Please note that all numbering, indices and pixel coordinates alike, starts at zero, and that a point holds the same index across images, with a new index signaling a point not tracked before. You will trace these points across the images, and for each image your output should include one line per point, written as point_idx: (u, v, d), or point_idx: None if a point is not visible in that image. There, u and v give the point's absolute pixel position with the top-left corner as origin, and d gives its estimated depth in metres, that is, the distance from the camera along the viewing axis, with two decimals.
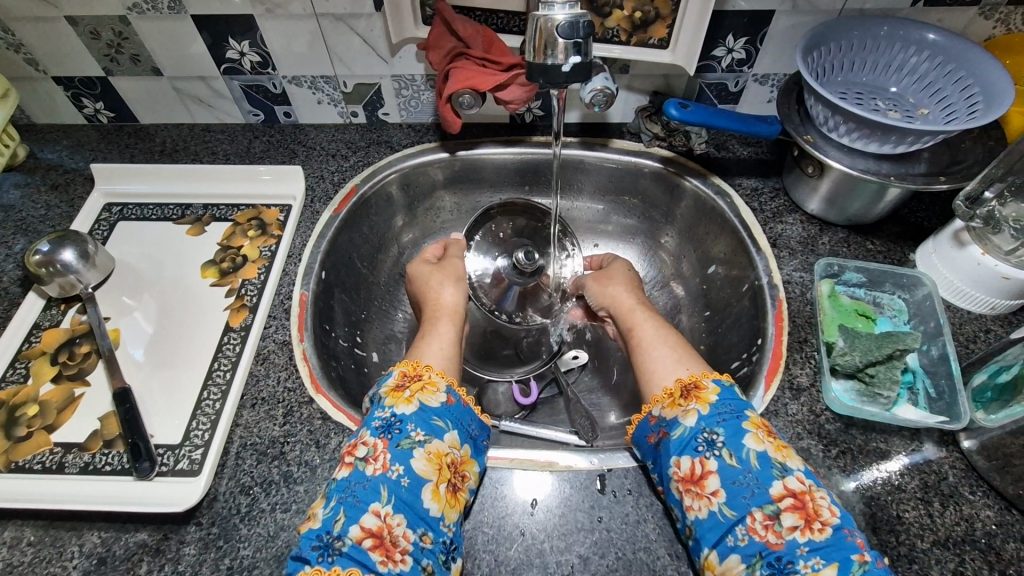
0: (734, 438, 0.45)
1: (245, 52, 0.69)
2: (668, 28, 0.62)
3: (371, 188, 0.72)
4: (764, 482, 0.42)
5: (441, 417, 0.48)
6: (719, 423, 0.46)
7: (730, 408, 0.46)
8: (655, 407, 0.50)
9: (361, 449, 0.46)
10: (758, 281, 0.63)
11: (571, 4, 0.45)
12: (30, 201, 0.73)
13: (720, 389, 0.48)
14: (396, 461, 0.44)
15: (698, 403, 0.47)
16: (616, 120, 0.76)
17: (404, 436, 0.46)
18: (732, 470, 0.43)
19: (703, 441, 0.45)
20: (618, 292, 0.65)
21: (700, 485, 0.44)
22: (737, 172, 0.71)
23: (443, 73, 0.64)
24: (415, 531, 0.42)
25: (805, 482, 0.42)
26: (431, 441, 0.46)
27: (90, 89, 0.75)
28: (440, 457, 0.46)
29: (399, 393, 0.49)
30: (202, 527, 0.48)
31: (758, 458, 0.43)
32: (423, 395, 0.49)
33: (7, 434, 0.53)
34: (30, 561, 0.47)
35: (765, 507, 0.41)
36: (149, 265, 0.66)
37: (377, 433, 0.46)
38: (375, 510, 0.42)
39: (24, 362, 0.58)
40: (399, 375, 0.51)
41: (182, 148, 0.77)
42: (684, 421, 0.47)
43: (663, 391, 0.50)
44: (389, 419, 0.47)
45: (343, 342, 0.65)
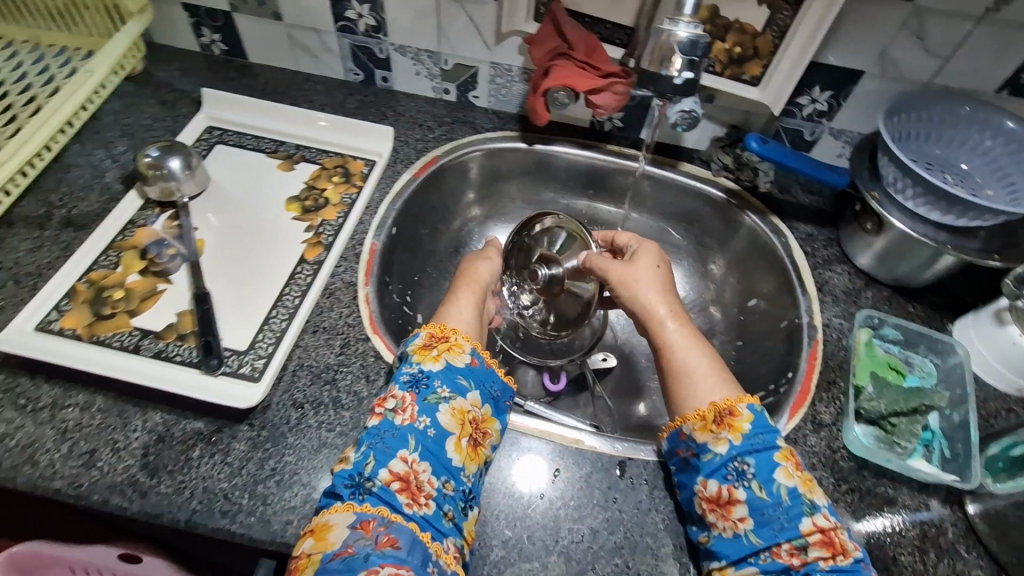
0: (765, 470, 0.47)
1: (363, 14, 0.75)
2: (762, 67, 0.66)
3: (450, 161, 0.77)
4: (793, 517, 0.45)
5: (465, 377, 0.52)
6: (752, 453, 0.48)
7: (763, 439, 0.48)
8: (686, 424, 0.51)
9: (390, 401, 0.49)
10: (798, 320, 0.66)
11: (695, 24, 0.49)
12: (138, 110, 0.79)
13: (754, 417, 0.49)
14: (423, 414, 0.48)
15: (731, 432, 0.49)
16: (690, 145, 0.79)
17: (431, 391, 0.50)
18: (761, 502, 0.46)
19: (734, 470, 0.48)
20: (651, 296, 0.60)
21: (726, 509, 0.47)
22: (795, 216, 0.74)
23: (543, 68, 0.68)
24: (438, 479, 0.46)
25: (831, 518, 0.45)
26: (456, 398, 0.50)
27: (212, 20, 0.81)
28: (463, 414, 0.50)
29: (426, 350, 0.52)
30: (253, 429, 0.53)
31: (789, 493, 0.46)
32: (450, 355, 0.52)
33: (92, 311, 0.59)
34: (96, 425, 0.53)
35: (794, 540, 0.44)
36: (239, 189, 0.71)
37: (405, 386, 0.50)
38: (403, 457, 0.46)
39: (116, 252, 0.63)
40: (426, 335, 0.54)
41: (283, 91, 0.83)
42: (716, 448, 0.49)
43: (696, 411, 0.51)
44: (417, 375, 0.51)
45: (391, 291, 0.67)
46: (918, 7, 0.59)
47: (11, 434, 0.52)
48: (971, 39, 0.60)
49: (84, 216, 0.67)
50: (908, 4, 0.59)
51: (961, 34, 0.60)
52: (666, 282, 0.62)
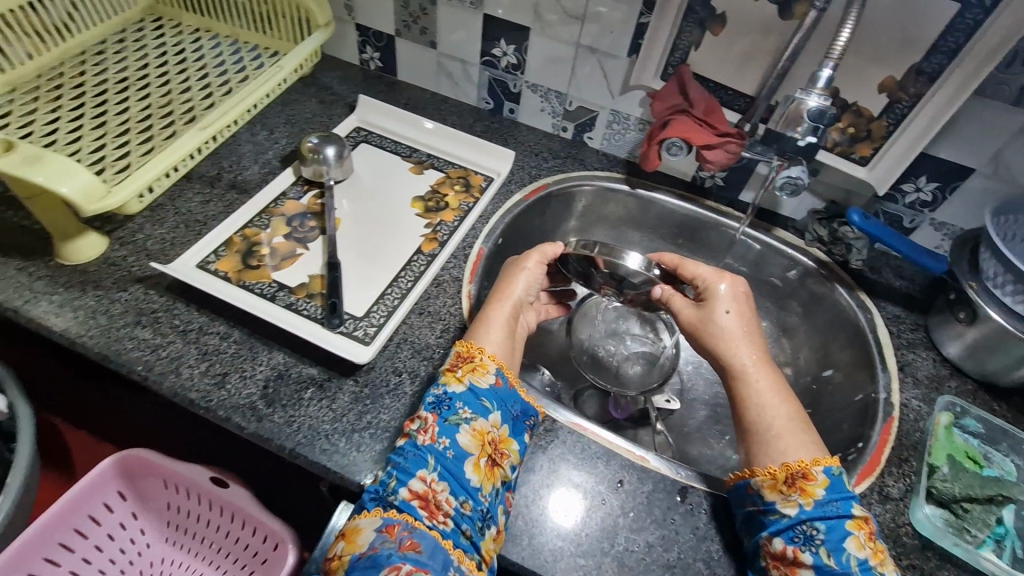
0: (836, 538, 0.48)
1: (508, 53, 0.85)
2: (873, 149, 0.70)
3: (558, 190, 0.84)
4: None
5: (486, 399, 0.55)
6: (821, 519, 0.49)
7: (836, 506, 0.49)
8: (756, 479, 0.53)
9: (416, 422, 0.53)
10: (874, 394, 0.66)
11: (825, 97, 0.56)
12: (302, 105, 0.92)
13: (829, 483, 0.51)
14: (443, 435, 0.51)
15: (802, 496, 0.50)
16: (786, 213, 0.83)
17: (452, 412, 0.53)
18: (829, 569, 0.47)
19: (802, 533, 0.49)
20: (739, 345, 0.62)
21: (790, 569, 0.48)
22: (884, 296, 0.76)
23: (661, 121, 0.75)
24: (456, 499, 0.49)
25: None
26: (476, 420, 0.53)
27: (376, 41, 0.94)
28: (482, 434, 0.53)
29: (453, 372, 0.56)
30: (357, 384, 0.60)
31: (858, 564, 0.47)
32: (473, 376, 0.55)
33: (242, 260, 0.69)
34: (231, 353, 0.61)
35: None
36: (373, 182, 0.80)
37: (431, 407, 0.54)
38: (422, 476, 0.49)
39: (267, 216, 0.74)
40: (455, 355, 0.58)
41: (422, 108, 0.94)
42: (784, 509, 0.50)
43: (767, 469, 0.53)
44: (441, 397, 0.54)
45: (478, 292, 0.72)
46: None
47: (163, 347, 0.61)
48: None
49: (247, 182, 0.78)
50: None
51: None
52: (760, 335, 0.63)
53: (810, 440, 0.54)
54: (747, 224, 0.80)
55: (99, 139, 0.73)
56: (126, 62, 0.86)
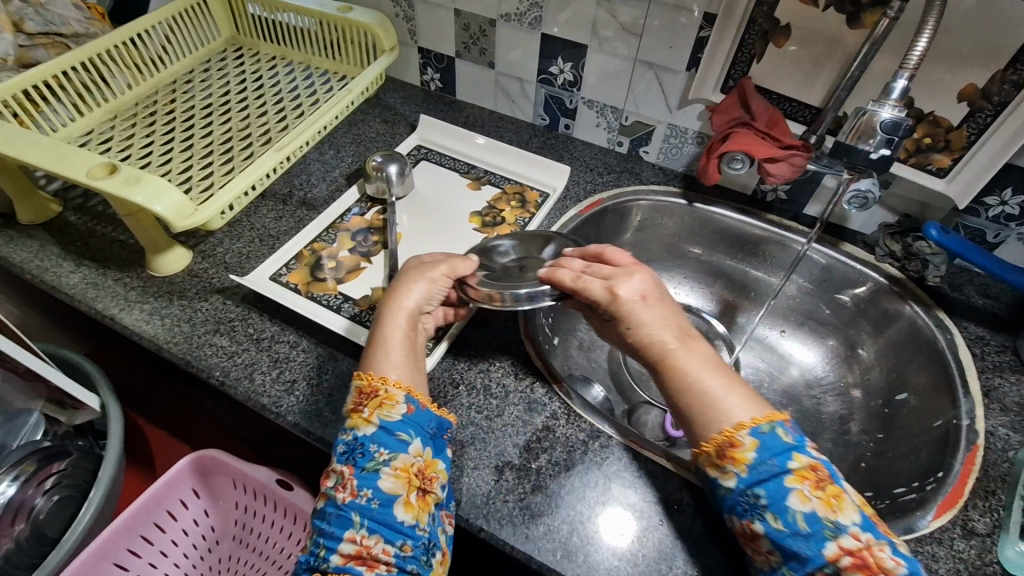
0: (778, 501, 0.44)
1: (564, 70, 0.86)
2: (951, 161, 0.66)
3: (613, 204, 0.84)
4: (817, 545, 0.43)
5: (401, 430, 0.50)
6: (759, 484, 0.45)
7: (771, 465, 0.46)
8: (698, 461, 0.49)
9: (332, 478, 0.49)
10: (955, 420, 0.62)
11: (900, 109, 0.53)
12: (367, 125, 0.96)
13: (758, 442, 0.46)
14: (363, 486, 0.47)
15: (736, 466, 0.46)
16: (854, 227, 0.80)
17: (368, 459, 0.48)
18: (779, 533, 0.44)
19: (747, 502, 0.46)
20: (658, 332, 0.52)
21: (757, 543, 0.46)
22: (965, 316, 0.71)
23: (721, 134, 0.74)
24: (393, 545, 0.46)
25: (861, 537, 0.43)
26: (396, 457, 0.49)
27: (437, 63, 0.98)
28: (406, 470, 0.48)
29: (359, 413, 0.51)
30: None
31: (806, 520, 0.44)
32: (382, 412, 0.50)
33: (311, 273, 0.72)
34: (301, 361, 0.65)
35: (824, 569, 0.42)
36: (433, 198, 0.83)
37: (343, 459, 0.49)
38: (351, 536, 0.46)
39: (334, 231, 0.78)
40: (357, 392, 0.52)
41: (480, 126, 0.96)
42: (724, 483, 0.47)
43: (699, 447, 0.49)
44: (352, 444, 0.49)
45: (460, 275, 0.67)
46: None
47: (239, 353, 0.65)
48: None
49: (316, 199, 0.83)
50: None
51: None
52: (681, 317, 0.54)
53: (741, 398, 0.49)
54: (814, 240, 0.78)
55: (187, 161, 0.80)
56: (210, 89, 0.93)
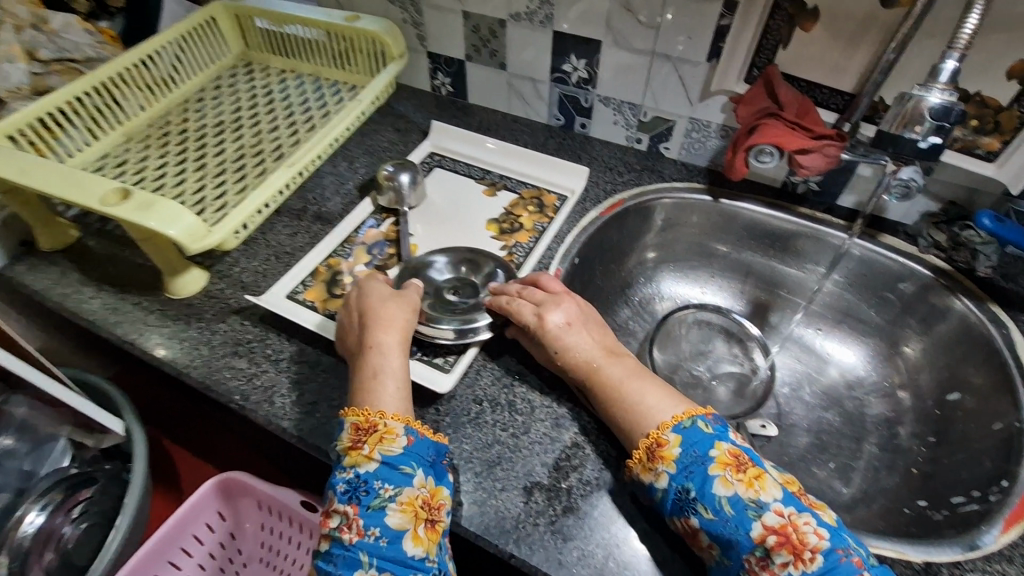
0: (703, 487, 0.46)
1: (578, 68, 0.83)
2: (1002, 144, 0.61)
3: (635, 204, 0.81)
4: (742, 527, 0.43)
5: (405, 463, 0.48)
6: (688, 477, 0.47)
7: (694, 456, 0.47)
8: (633, 469, 0.51)
9: (335, 518, 0.47)
10: (1018, 424, 0.58)
11: (949, 91, 0.50)
12: (379, 134, 0.94)
13: (681, 437, 0.49)
14: (371, 525, 0.46)
15: (664, 463, 0.48)
16: (894, 217, 0.75)
17: (374, 496, 0.47)
18: (712, 522, 0.45)
19: (680, 499, 0.47)
20: (585, 337, 0.57)
21: (696, 539, 0.46)
22: (1022, 309, 0.66)
23: (748, 126, 0.69)
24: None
25: (782, 512, 0.43)
26: (401, 491, 0.47)
27: (448, 67, 0.96)
28: (412, 504, 0.47)
29: (357, 450, 0.48)
30: (439, 414, 0.60)
31: (731, 504, 0.44)
32: (382, 447, 0.48)
33: (328, 289, 0.71)
34: (321, 382, 0.63)
35: (755, 551, 0.43)
36: (448, 206, 0.81)
37: (346, 498, 0.47)
38: None
39: (349, 245, 0.76)
40: (352, 429, 0.50)
41: (493, 129, 0.94)
42: (659, 484, 0.48)
43: (634, 454, 0.51)
44: (353, 482, 0.48)
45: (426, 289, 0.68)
46: None
47: (259, 375, 0.64)
48: None
49: (330, 213, 0.81)
50: None
51: None
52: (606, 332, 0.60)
53: (667, 396, 0.52)
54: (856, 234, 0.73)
55: (200, 181, 0.79)
56: (222, 107, 0.92)
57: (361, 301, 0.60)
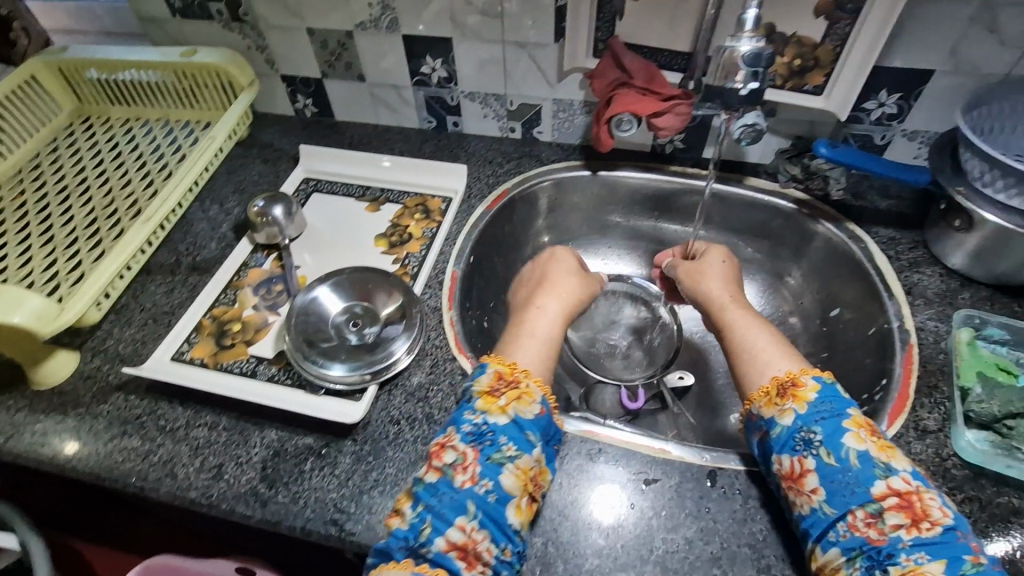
0: (834, 436, 0.46)
1: (436, 68, 0.83)
2: (825, 76, 0.66)
3: (519, 192, 0.82)
4: (865, 482, 0.43)
5: (531, 432, 0.50)
6: (817, 421, 0.47)
7: (830, 407, 0.48)
8: (755, 403, 0.52)
9: (451, 454, 0.48)
10: (887, 325, 0.63)
11: (757, 38, 0.53)
12: (247, 169, 0.89)
13: (821, 386, 0.49)
14: (486, 476, 0.47)
15: (796, 402, 0.49)
16: (754, 159, 0.80)
17: (495, 449, 0.48)
18: (831, 469, 0.45)
19: (802, 440, 0.47)
20: (715, 286, 0.66)
21: (800, 483, 0.46)
22: (874, 221, 0.73)
23: (605, 98, 0.72)
24: (496, 547, 0.46)
25: (912, 482, 0.43)
26: (521, 457, 0.48)
27: (306, 87, 0.92)
28: (526, 474, 0.48)
29: (493, 398, 0.51)
30: (357, 443, 0.57)
31: (858, 457, 0.44)
32: (519, 406, 0.51)
33: (216, 342, 0.66)
34: (224, 441, 0.58)
35: (867, 506, 0.43)
36: (331, 230, 0.78)
37: (469, 440, 0.49)
38: (460, 526, 0.45)
39: (233, 290, 0.72)
40: (494, 376, 0.53)
41: (367, 143, 0.92)
42: (781, 420, 0.49)
43: (760, 389, 0.52)
44: (481, 427, 0.49)
45: (315, 323, 0.63)
46: None
47: (154, 451, 0.58)
48: None
49: (206, 261, 0.76)
50: None
51: None
52: (733, 279, 0.67)
53: (788, 355, 0.54)
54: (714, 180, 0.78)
55: (50, 256, 0.72)
56: (63, 170, 0.84)
57: (541, 274, 0.68)
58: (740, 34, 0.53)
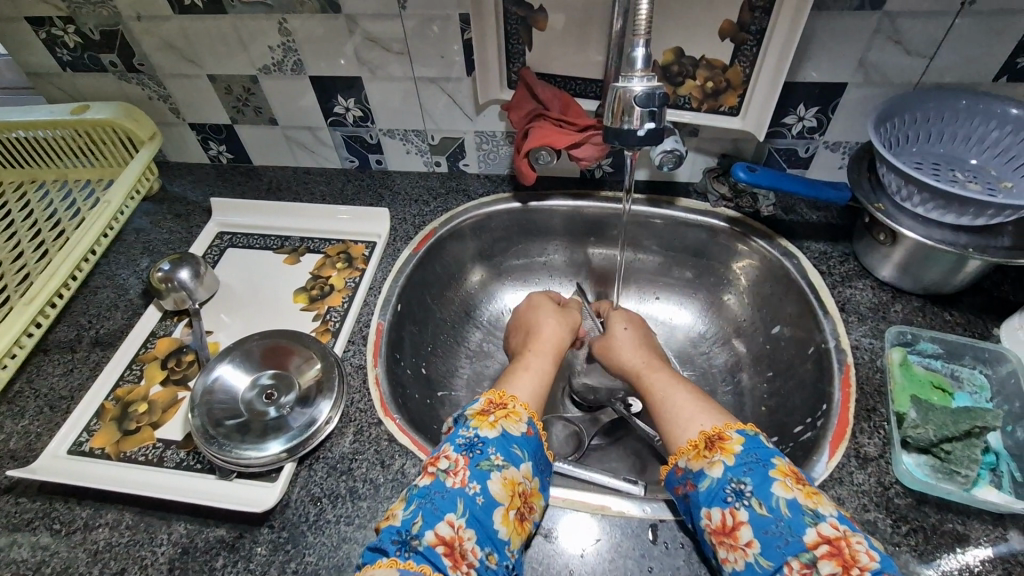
0: (763, 486, 0.44)
1: (350, 107, 0.79)
2: (739, 97, 0.66)
3: (447, 231, 0.78)
4: (797, 530, 0.41)
5: (519, 446, 0.50)
6: (746, 472, 0.46)
7: (755, 457, 0.47)
8: (681, 458, 0.50)
9: (444, 461, 0.48)
10: (824, 344, 0.62)
11: (649, 78, 0.51)
12: (158, 226, 0.84)
13: (745, 438, 0.49)
14: (474, 479, 0.46)
15: (723, 454, 0.48)
16: (684, 179, 0.79)
17: (484, 457, 0.48)
18: (763, 519, 0.43)
19: (732, 491, 0.45)
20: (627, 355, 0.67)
21: (732, 537, 0.43)
22: (805, 235, 0.72)
23: (523, 131, 0.70)
24: (482, 549, 0.43)
25: (840, 527, 0.41)
26: (509, 467, 0.48)
27: (217, 134, 0.87)
28: (513, 484, 0.47)
29: (484, 416, 0.51)
30: (273, 530, 0.52)
31: (788, 506, 0.43)
32: (507, 422, 0.51)
33: (119, 426, 0.60)
34: (125, 543, 0.52)
35: (801, 555, 0.40)
36: (248, 288, 0.74)
37: (460, 449, 0.49)
38: (450, 521, 0.44)
39: (139, 364, 0.66)
40: (485, 402, 0.54)
41: (286, 187, 0.87)
42: (710, 472, 0.47)
43: (689, 442, 0.51)
44: (472, 439, 0.49)
45: (222, 406, 0.58)
46: (890, 11, 0.57)
47: (46, 561, 0.52)
48: (954, 33, 0.58)
49: (110, 333, 0.70)
50: (879, 10, 0.57)
51: (942, 31, 0.58)
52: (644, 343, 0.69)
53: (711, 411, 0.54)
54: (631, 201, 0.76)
55: None
56: None
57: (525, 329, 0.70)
58: (632, 74, 0.52)
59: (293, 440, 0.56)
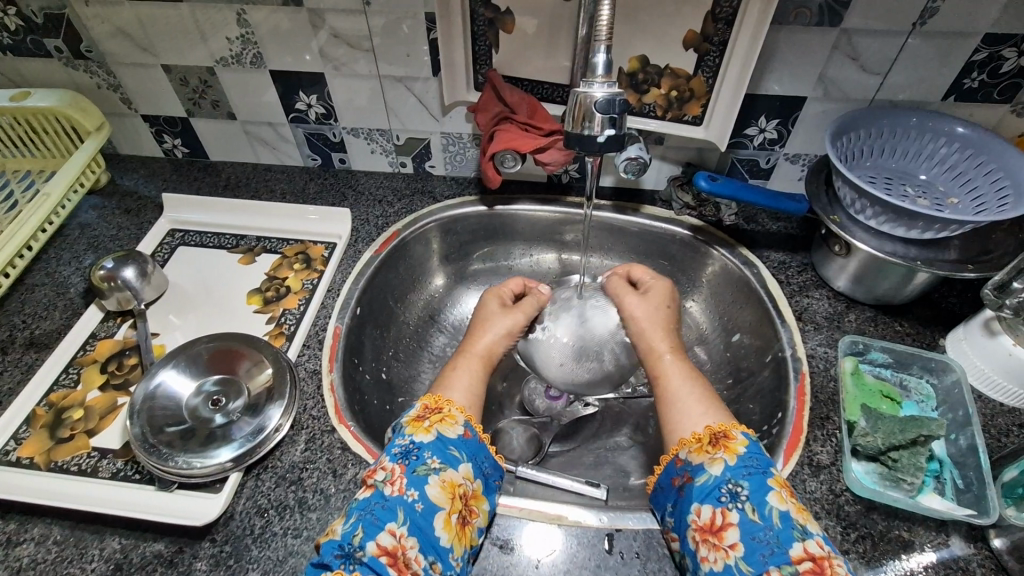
0: (758, 493, 0.44)
1: (312, 103, 0.76)
2: (702, 106, 0.66)
3: (412, 233, 0.77)
4: (785, 542, 0.42)
5: (457, 449, 0.49)
6: (744, 475, 0.46)
7: (756, 462, 0.46)
8: (682, 449, 0.50)
9: (380, 473, 0.46)
10: (781, 353, 0.63)
11: (610, 83, 0.51)
12: (104, 221, 0.80)
13: (749, 442, 0.48)
14: (412, 486, 0.45)
15: (725, 453, 0.47)
16: (649, 186, 0.79)
17: (421, 462, 0.46)
18: (754, 525, 0.43)
19: (727, 492, 0.45)
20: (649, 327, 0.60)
21: (718, 536, 0.44)
22: (765, 245, 0.73)
23: (488, 134, 0.69)
24: (426, 557, 0.42)
25: (825, 547, 0.41)
26: (447, 469, 0.47)
27: (172, 127, 0.83)
28: (453, 487, 0.46)
29: (419, 422, 0.50)
30: (216, 544, 0.49)
31: (781, 517, 0.43)
32: (442, 426, 0.50)
33: (51, 434, 0.57)
34: (52, 560, 0.49)
35: (784, 567, 0.40)
36: (200, 289, 0.71)
37: (396, 458, 0.47)
38: (391, 530, 0.43)
39: (77, 368, 0.62)
40: (420, 407, 0.52)
41: (244, 184, 0.84)
42: (710, 468, 0.47)
43: (693, 434, 0.50)
44: (408, 446, 0.48)
45: (164, 412, 0.55)
46: (847, 28, 0.59)
47: None
48: (907, 52, 0.60)
49: (46, 334, 0.66)
50: (837, 27, 0.59)
51: (896, 49, 0.60)
52: (670, 323, 0.61)
53: (717, 412, 0.52)
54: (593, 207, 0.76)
55: None
56: None
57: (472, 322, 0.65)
58: (593, 80, 0.52)
59: (239, 445, 0.53)
